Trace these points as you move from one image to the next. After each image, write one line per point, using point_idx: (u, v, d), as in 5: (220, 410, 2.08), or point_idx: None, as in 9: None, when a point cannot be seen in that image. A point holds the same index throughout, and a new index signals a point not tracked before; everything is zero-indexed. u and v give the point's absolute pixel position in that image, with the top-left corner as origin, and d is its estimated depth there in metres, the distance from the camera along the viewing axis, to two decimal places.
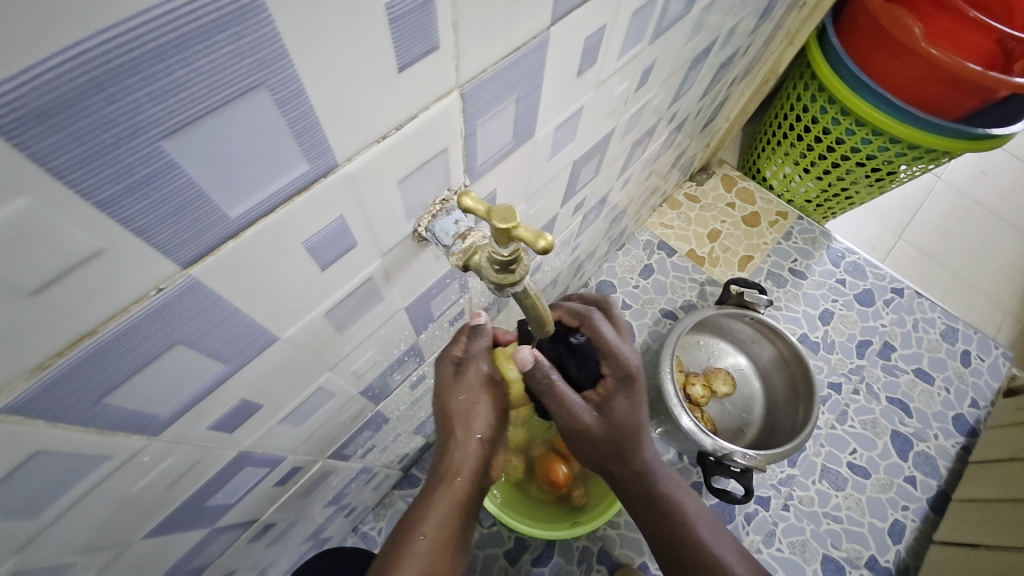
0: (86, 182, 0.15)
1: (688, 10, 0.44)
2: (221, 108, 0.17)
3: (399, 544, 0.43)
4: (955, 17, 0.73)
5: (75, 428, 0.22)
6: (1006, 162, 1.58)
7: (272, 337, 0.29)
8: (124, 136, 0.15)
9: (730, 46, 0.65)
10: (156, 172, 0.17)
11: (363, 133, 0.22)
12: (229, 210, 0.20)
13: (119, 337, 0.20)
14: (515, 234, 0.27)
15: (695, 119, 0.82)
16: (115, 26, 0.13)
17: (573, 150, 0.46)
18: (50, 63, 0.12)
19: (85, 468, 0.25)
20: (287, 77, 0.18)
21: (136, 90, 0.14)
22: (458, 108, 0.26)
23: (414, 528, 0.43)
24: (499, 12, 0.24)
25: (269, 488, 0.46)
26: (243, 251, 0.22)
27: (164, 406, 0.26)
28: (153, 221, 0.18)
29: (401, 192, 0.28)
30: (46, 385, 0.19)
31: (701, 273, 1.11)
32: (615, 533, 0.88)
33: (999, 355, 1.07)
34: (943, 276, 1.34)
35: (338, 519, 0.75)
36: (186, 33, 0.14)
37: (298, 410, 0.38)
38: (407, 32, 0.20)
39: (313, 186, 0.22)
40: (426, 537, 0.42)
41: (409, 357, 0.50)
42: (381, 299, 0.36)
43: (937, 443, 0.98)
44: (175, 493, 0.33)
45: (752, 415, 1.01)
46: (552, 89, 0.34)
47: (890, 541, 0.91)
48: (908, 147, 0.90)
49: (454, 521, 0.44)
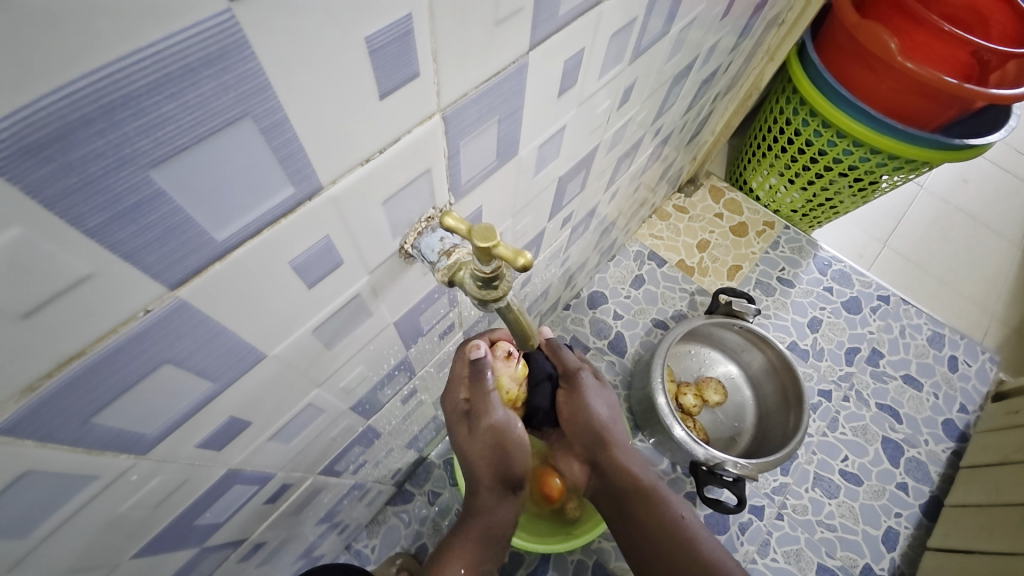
0: (76, 211, 0.16)
1: (667, 29, 0.46)
2: (207, 138, 0.17)
3: (439, 564, 0.48)
4: (931, 32, 0.76)
5: (63, 447, 0.22)
6: (985, 170, 1.62)
7: (260, 355, 0.29)
8: (112, 167, 0.16)
9: (711, 63, 0.67)
10: (145, 199, 0.17)
11: (347, 156, 0.23)
12: (216, 233, 0.20)
13: (106, 358, 0.21)
14: (495, 251, 0.28)
15: (680, 132, 0.83)
16: (104, 67, 0.14)
17: (559, 166, 0.47)
18: (42, 100, 0.13)
19: (73, 487, 0.25)
20: (271, 107, 0.18)
21: (125, 124, 0.15)
22: (441, 130, 0.27)
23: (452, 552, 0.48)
24: (478, 41, 0.25)
25: (259, 506, 0.46)
26: (229, 273, 0.22)
27: (151, 425, 0.26)
28: (141, 246, 0.18)
29: (387, 211, 0.29)
30: (34, 406, 0.20)
31: (690, 283, 1.12)
32: (610, 546, 0.88)
33: (986, 359, 1.09)
34: (928, 283, 1.36)
35: (331, 536, 0.75)
36: (173, 70, 0.15)
37: (287, 426, 0.38)
38: (387, 61, 0.21)
39: (299, 207, 0.23)
40: (463, 564, 0.47)
41: (399, 371, 0.51)
42: (369, 315, 0.36)
43: (928, 449, 0.99)
44: (163, 511, 0.33)
45: (744, 424, 1.02)
46: (534, 109, 0.35)
47: (884, 549, 0.91)
48: (889, 158, 0.92)
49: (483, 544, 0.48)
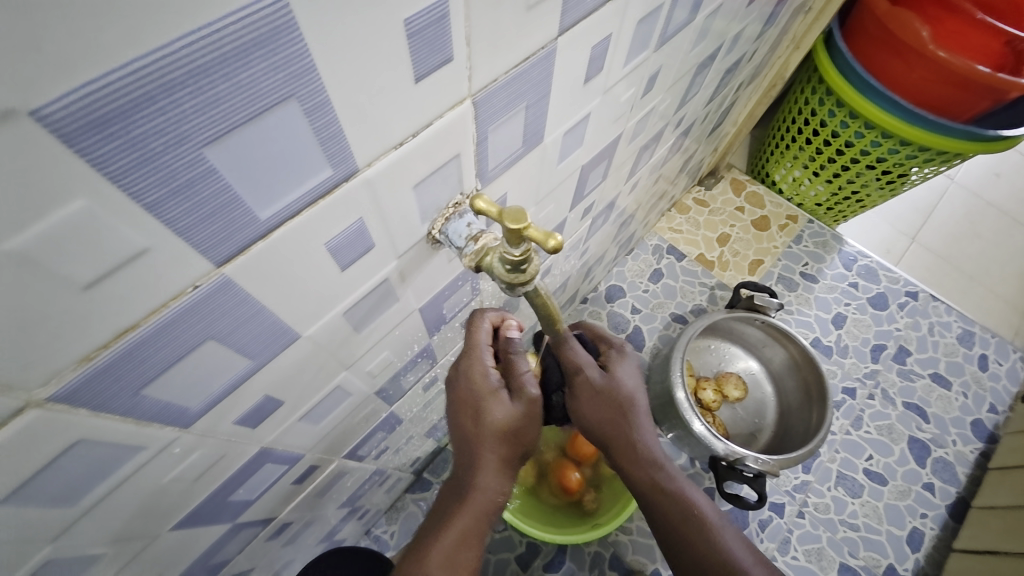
0: (137, 185, 0.17)
1: (692, 17, 0.45)
2: (255, 118, 0.18)
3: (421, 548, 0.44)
4: (964, 20, 0.73)
5: (115, 417, 0.23)
6: (1021, 163, 1.57)
7: (294, 335, 0.30)
8: (170, 144, 0.17)
9: (736, 52, 0.66)
10: (198, 176, 0.18)
11: (382, 140, 0.24)
12: (260, 213, 0.21)
13: (158, 331, 0.22)
14: (526, 233, 0.29)
15: (702, 123, 0.82)
16: (166, 45, 0.15)
17: (582, 155, 0.47)
18: (110, 76, 0.14)
19: (122, 457, 0.26)
20: (315, 89, 0.19)
21: (183, 102, 0.16)
22: (471, 115, 0.28)
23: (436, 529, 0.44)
24: (510, 24, 0.25)
25: (287, 487, 0.47)
26: (270, 253, 0.23)
27: (194, 400, 0.27)
28: (192, 223, 0.19)
29: (417, 196, 0.29)
30: (90, 375, 0.21)
31: (710, 278, 1.11)
32: (627, 539, 0.88)
33: (1018, 358, 1.06)
34: (958, 279, 1.32)
35: (351, 521, 0.76)
36: (228, 51, 0.16)
37: (316, 408, 0.39)
38: (423, 45, 0.22)
39: (336, 189, 0.24)
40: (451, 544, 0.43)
41: (422, 358, 0.51)
42: (397, 300, 0.37)
43: (955, 449, 0.97)
44: (200, 487, 0.35)
45: (764, 420, 1.00)
46: (560, 97, 0.35)
47: (908, 549, 0.89)
48: (919, 149, 0.90)
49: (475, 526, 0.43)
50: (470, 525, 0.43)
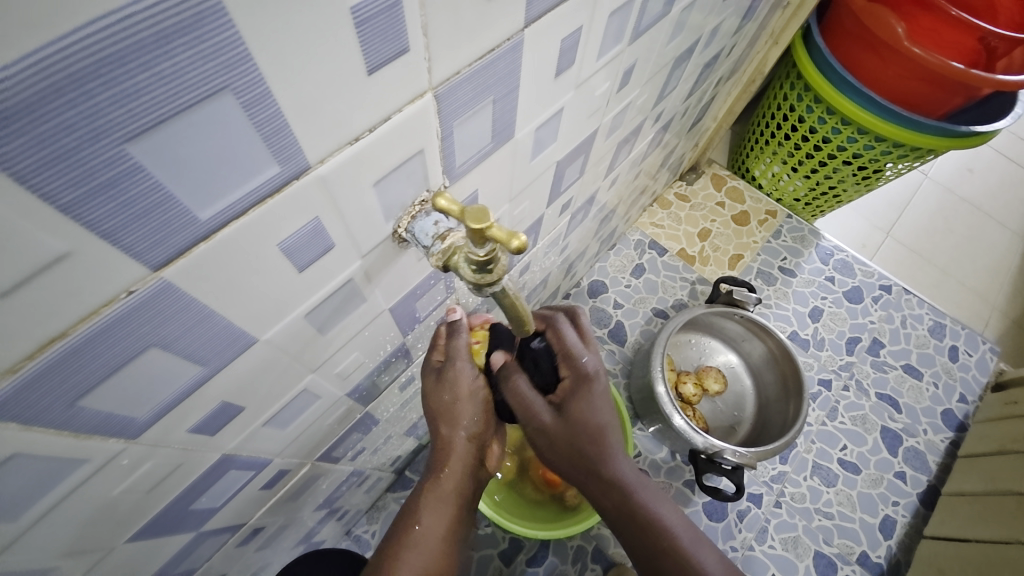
0: (48, 185, 0.15)
1: (668, 10, 0.45)
2: (185, 113, 0.17)
3: (393, 541, 0.44)
4: (938, 16, 0.74)
5: (50, 431, 0.22)
6: (991, 159, 1.60)
7: (251, 340, 0.29)
8: (87, 140, 0.15)
9: (714, 46, 0.66)
10: (122, 174, 0.17)
11: (336, 135, 0.23)
12: (199, 213, 0.20)
13: (91, 339, 0.20)
14: (489, 233, 0.28)
15: (682, 118, 0.82)
16: (72, 33, 0.13)
17: (557, 150, 0.46)
18: (10, 68, 0.13)
19: (63, 471, 0.25)
20: (252, 80, 0.18)
21: (97, 94, 0.15)
22: (433, 109, 0.27)
23: (410, 522, 0.45)
24: (471, 15, 0.24)
25: (255, 492, 0.46)
26: (214, 255, 0.22)
27: (141, 410, 0.26)
28: (119, 225, 0.18)
29: (378, 194, 0.28)
30: (17, 388, 0.19)
31: (691, 272, 1.11)
32: (608, 532, 0.88)
33: (987, 349, 1.08)
34: (931, 272, 1.35)
35: (330, 522, 0.75)
36: (146, 37, 0.15)
37: (281, 413, 0.38)
38: (374, 35, 0.21)
39: (286, 187, 0.22)
40: (423, 528, 0.44)
41: (396, 358, 0.50)
42: (364, 300, 0.36)
43: (927, 438, 0.99)
44: (157, 496, 0.33)
45: (743, 412, 1.02)
46: (529, 90, 0.34)
47: (881, 536, 0.91)
48: (893, 145, 0.91)
49: (450, 511, 0.46)
50: (445, 518, 0.45)
